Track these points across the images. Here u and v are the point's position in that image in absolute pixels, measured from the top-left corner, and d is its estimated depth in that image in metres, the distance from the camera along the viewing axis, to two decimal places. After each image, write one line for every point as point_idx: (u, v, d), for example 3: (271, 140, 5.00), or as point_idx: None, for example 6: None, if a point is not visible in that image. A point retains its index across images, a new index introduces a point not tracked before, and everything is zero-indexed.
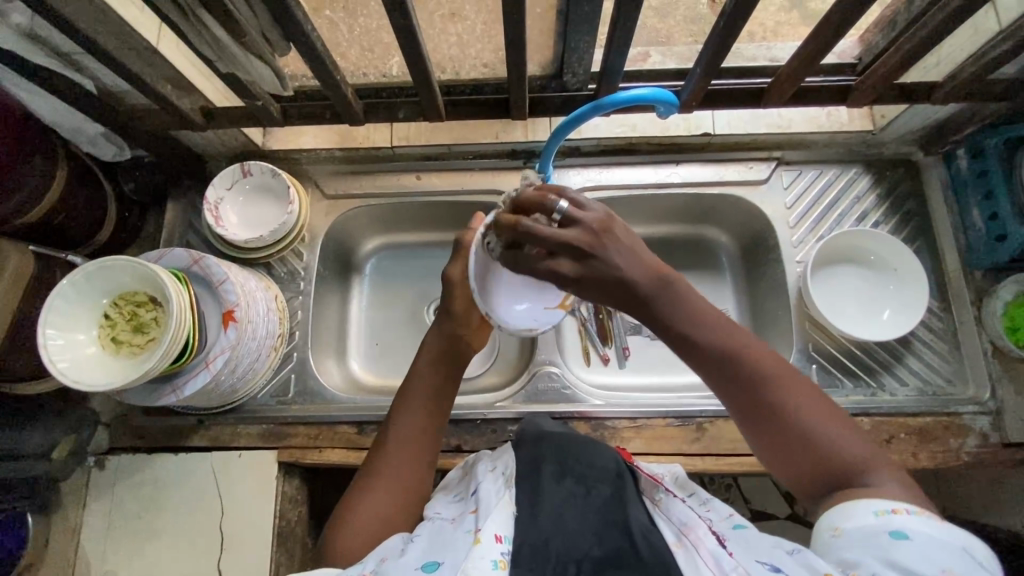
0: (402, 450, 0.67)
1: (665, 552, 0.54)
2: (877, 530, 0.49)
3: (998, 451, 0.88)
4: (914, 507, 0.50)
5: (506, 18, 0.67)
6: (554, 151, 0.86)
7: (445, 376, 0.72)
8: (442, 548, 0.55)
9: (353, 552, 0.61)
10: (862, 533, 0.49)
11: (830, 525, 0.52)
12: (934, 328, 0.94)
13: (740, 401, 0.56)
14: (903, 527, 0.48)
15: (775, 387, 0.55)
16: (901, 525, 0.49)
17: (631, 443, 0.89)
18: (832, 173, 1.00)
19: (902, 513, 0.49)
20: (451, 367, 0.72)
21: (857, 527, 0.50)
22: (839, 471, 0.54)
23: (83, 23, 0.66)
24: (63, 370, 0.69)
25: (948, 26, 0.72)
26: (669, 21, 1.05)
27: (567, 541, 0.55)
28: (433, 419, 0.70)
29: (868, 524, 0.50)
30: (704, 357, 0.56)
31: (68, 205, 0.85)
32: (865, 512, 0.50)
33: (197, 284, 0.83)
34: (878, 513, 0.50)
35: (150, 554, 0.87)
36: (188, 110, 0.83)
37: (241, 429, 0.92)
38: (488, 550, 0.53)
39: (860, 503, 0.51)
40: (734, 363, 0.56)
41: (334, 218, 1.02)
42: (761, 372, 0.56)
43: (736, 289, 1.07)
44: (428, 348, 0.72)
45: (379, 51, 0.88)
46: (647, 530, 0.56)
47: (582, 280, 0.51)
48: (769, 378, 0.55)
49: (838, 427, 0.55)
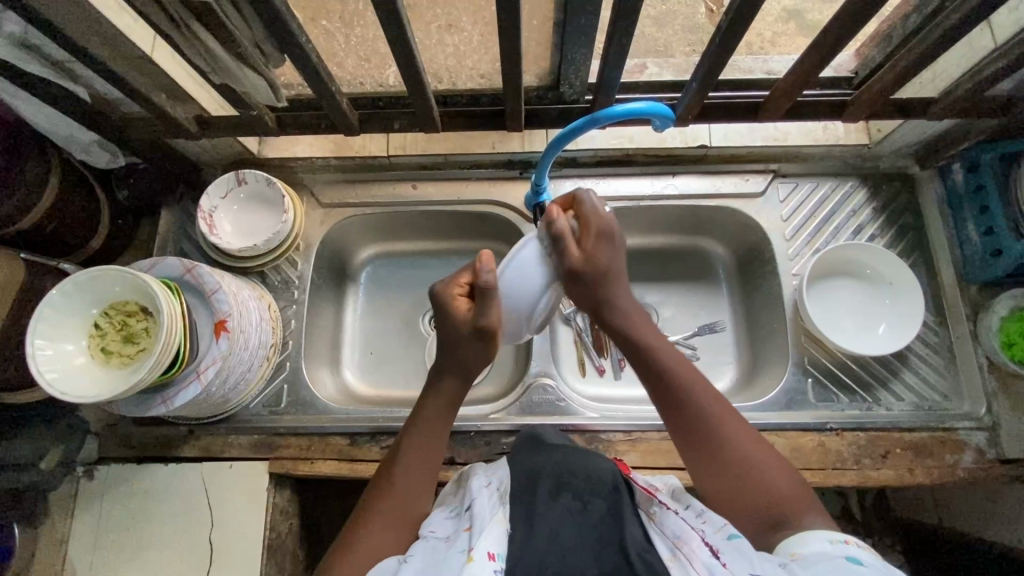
0: (409, 477, 0.67)
1: (658, 565, 0.54)
2: (833, 554, 0.53)
3: (995, 466, 0.87)
4: (862, 540, 0.55)
5: (501, 32, 0.68)
6: (549, 163, 0.86)
7: (446, 429, 0.70)
8: (435, 567, 0.55)
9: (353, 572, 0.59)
10: (820, 556, 0.53)
11: (788, 550, 0.55)
12: (929, 342, 0.93)
13: (692, 432, 0.66)
14: (857, 553, 0.52)
15: (723, 422, 0.65)
16: (854, 552, 0.52)
17: (626, 457, 0.89)
18: (827, 187, 1.00)
19: (853, 544, 0.54)
20: (453, 420, 0.71)
21: (814, 552, 0.54)
22: (773, 511, 0.61)
23: (77, 35, 0.66)
24: (51, 380, 0.68)
25: (941, 45, 0.72)
26: (666, 31, 1.06)
27: (564, 560, 0.56)
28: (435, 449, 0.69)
29: (823, 547, 0.54)
30: (664, 382, 0.67)
31: (60, 212, 0.84)
32: (820, 540, 0.55)
33: (189, 294, 0.82)
34: (831, 542, 0.54)
35: (138, 566, 0.86)
36: (183, 119, 0.83)
37: (231, 440, 0.91)
38: (480, 568, 0.52)
39: (816, 534, 0.56)
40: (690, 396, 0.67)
41: (329, 227, 1.02)
42: (709, 403, 0.66)
43: (732, 302, 1.06)
44: (434, 395, 0.70)
45: (374, 62, 0.88)
46: (643, 548, 0.57)
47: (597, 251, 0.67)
48: (719, 413, 0.66)
49: (771, 467, 0.63)
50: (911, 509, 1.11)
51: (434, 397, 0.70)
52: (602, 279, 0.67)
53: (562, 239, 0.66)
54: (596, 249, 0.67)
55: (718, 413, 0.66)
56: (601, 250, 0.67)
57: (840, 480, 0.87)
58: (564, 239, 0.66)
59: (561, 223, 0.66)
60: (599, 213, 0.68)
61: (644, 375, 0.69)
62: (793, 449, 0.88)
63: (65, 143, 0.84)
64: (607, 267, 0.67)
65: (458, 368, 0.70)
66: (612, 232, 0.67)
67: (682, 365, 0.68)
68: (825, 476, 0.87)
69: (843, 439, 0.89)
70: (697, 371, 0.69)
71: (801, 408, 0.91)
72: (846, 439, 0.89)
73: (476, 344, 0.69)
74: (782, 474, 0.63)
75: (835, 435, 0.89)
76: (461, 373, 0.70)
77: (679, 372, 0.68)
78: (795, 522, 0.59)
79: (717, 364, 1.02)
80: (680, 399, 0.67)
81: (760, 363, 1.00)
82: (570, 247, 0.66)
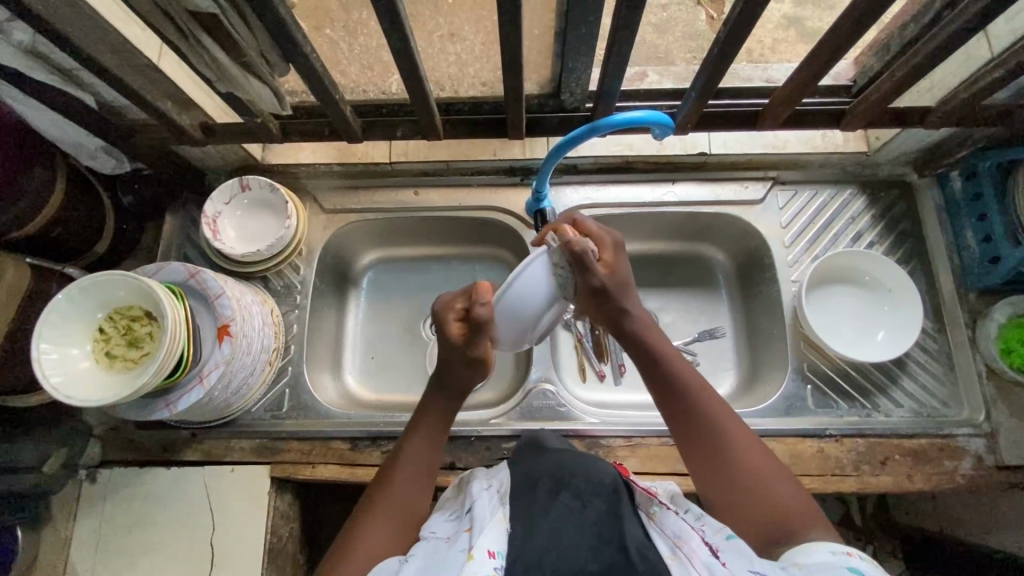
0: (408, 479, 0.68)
1: (658, 563, 0.55)
2: (835, 564, 0.53)
3: (993, 473, 0.87)
4: (864, 553, 0.55)
5: (503, 42, 0.68)
6: (550, 170, 0.87)
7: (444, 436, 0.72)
8: (437, 567, 0.55)
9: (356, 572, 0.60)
10: (822, 566, 0.53)
11: (791, 558, 0.55)
12: (928, 348, 0.94)
13: (701, 442, 0.66)
14: (859, 564, 0.53)
15: (730, 432, 0.66)
16: (857, 564, 0.53)
17: (626, 462, 0.89)
18: (827, 194, 1.01)
19: (855, 555, 0.54)
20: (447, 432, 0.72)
21: (816, 561, 0.54)
22: (774, 523, 0.61)
23: (85, 44, 0.67)
24: (57, 384, 0.69)
25: (937, 55, 0.73)
26: (667, 38, 1.07)
27: (564, 555, 0.56)
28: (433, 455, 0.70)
29: (825, 558, 0.54)
30: (677, 393, 0.68)
31: (66, 217, 0.85)
32: (823, 551, 0.55)
33: (192, 298, 0.83)
34: (834, 553, 0.54)
35: (140, 569, 0.86)
36: (188, 126, 0.84)
37: (233, 444, 0.92)
38: (480, 567, 0.53)
39: (818, 544, 0.56)
40: (699, 405, 0.67)
41: (332, 233, 1.02)
42: (719, 417, 0.67)
43: (732, 308, 1.07)
44: (428, 411, 0.72)
45: (378, 68, 0.91)
46: (643, 544, 0.57)
47: (618, 267, 0.70)
48: (727, 423, 0.66)
49: (777, 480, 0.63)
50: (912, 516, 1.11)
51: (428, 412, 0.72)
52: (622, 290, 0.70)
53: (585, 260, 0.66)
54: (615, 263, 0.70)
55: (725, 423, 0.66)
56: (618, 262, 0.71)
57: (839, 486, 0.87)
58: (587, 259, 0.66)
59: (580, 242, 0.66)
60: (603, 230, 0.73)
61: (655, 384, 0.70)
62: (792, 455, 0.88)
63: (72, 150, 0.85)
64: (623, 279, 0.70)
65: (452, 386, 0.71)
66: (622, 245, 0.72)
67: (695, 377, 0.69)
68: (824, 482, 0.87)
69: (842, 445, 0.89)
70: (711, 387, 0.69)
71: (800, 414, 0.92)
72: (845, 445, 0.89)
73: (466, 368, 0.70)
74: (788, 487, 0.63)
75: (834, 442, 0.89)
76: (453, 393, 0.72)
77: (689, 382, 0.68)
78: (798, 536, 0.59)
79: (716, 370, 1.03)
80: (693, 410, 0.67)
81: (760, 369, 1.00)
82: (593, 267, 0.66)
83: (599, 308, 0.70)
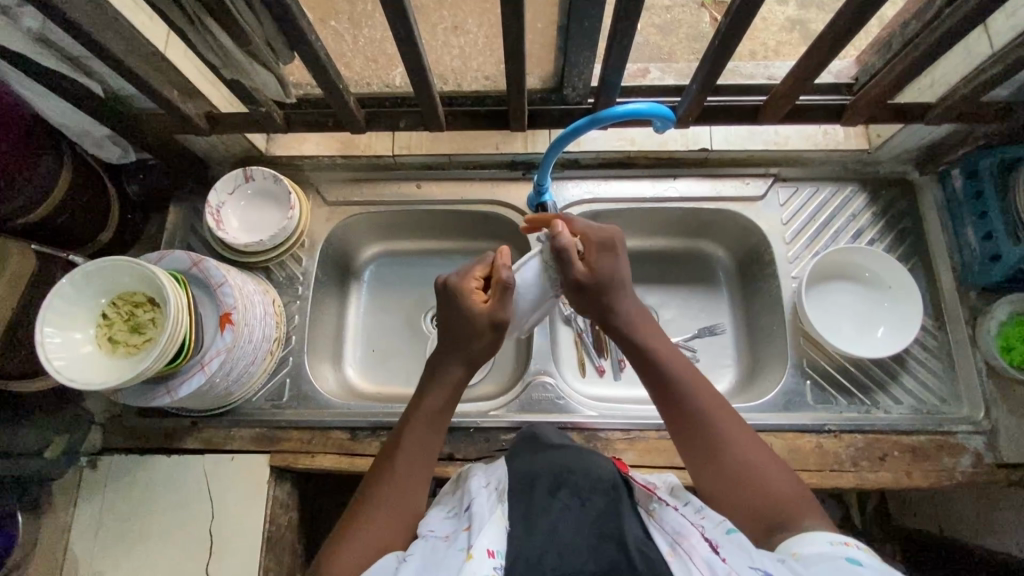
0: (405, 471, 0.67)
1: (658, 562, 0.54)
2: (832, 555, 0.53)
3: (993, 471, 0.87)
4: (862, 541, 0.55)
5: (506, 34, 0.69)
6: (551, 164, 0.88)
7: (444, 424, 0.71)
8: (433, 567, 0.55)
9: (352, 570, 0.60)
10: (817, 557, 0.53)
11: (788, 550, 0.56)
12: (928, 346, 0.94)
13: (690, 431, 0.66)
14: (857, 555, 0.52)
15: (719, 421, 0.66)
16: (854, 553, 0.53)
17: (625, 455, 0.89)
18: (829, 191, 1.01)
19: (853, 545, 0.54)
20: (449, 417, 0.71)
21: (815, 551, 0.54)
22: (773, 516, 0.61)
23: (92, 30, 0.68)
24: (59, 368, 0.70)
25: (938, 49, 0.73)
26: (671, 38, 1.08)
27: (563, 555, 0.56)
28: (429, 448, 0.69)
29: (823, 548, 0.54)
30: (671, 387, 0.68)
31: (71, 205, 0.86)
32: (820, 541, 0.55)
33: (195, 286, 0.83)
34: (831, 543, 0.54)
35: (138, 555, 0.86)
36: (193, 115, 0.85)
37: (233, 433, 0.92)
38: (480, 567, 0.53)
39: (818, 534, 0.56)
40: (685, 392, 0.68)
41: (334, 224, 1.03)
42: (716, 415, 0.66)
43: (732, 304, 1.07)
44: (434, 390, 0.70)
45: (383, 62, 0.89)
46: (642, 542, 0.57)
47: (600, 275, 0.71)
48: (716, 413, 0.67)
49: (774, 470, 0.64)
50: (912, 517, 1.10)
51: (435, 390, 0.70)
52: (603, 289, 0.71)
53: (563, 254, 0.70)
54: (598, 264, 0.71)
55: (712, 414, 0.66)
56: (601, 261, 0.71)
57: (837, 482, 0.87)
58: (567, 257, 0.70)
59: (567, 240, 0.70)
60: (593, 229, 0.73)
61: (640, 370, 0.70)
62: (790, 450, 0.88)
63: (77, 137, 0.86)
64: (608, 279, 0.70)
65: (461, 356, 0.70)
66: (611, 244, 0.72)
67: (690, 376, 0.69)
68: (822, 478, 0.87)
69: (840, 441, 0.89)
70: (699, 377, 0.69)
71: (798, 410, 0.92)
72: (844, 441, 0.89)
73: (485, 335, 0.70)
74: (782, 477, 0.63)
75: (832, 437, 0.89)
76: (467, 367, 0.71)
77: (677, 368, 0.69)
78: (796, 528, 0.59)
79: (717, 366, 1.03)
80: (691, 414, 0.67)
81: (759, 366, 1.00)
82: (572, 264, 0.70)
83: (578, 301, 0.73)
